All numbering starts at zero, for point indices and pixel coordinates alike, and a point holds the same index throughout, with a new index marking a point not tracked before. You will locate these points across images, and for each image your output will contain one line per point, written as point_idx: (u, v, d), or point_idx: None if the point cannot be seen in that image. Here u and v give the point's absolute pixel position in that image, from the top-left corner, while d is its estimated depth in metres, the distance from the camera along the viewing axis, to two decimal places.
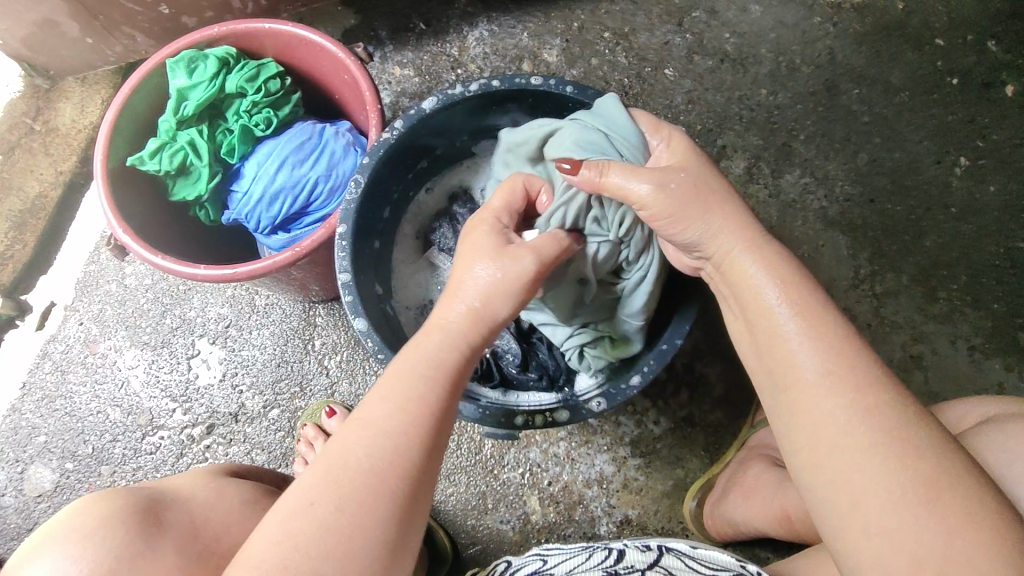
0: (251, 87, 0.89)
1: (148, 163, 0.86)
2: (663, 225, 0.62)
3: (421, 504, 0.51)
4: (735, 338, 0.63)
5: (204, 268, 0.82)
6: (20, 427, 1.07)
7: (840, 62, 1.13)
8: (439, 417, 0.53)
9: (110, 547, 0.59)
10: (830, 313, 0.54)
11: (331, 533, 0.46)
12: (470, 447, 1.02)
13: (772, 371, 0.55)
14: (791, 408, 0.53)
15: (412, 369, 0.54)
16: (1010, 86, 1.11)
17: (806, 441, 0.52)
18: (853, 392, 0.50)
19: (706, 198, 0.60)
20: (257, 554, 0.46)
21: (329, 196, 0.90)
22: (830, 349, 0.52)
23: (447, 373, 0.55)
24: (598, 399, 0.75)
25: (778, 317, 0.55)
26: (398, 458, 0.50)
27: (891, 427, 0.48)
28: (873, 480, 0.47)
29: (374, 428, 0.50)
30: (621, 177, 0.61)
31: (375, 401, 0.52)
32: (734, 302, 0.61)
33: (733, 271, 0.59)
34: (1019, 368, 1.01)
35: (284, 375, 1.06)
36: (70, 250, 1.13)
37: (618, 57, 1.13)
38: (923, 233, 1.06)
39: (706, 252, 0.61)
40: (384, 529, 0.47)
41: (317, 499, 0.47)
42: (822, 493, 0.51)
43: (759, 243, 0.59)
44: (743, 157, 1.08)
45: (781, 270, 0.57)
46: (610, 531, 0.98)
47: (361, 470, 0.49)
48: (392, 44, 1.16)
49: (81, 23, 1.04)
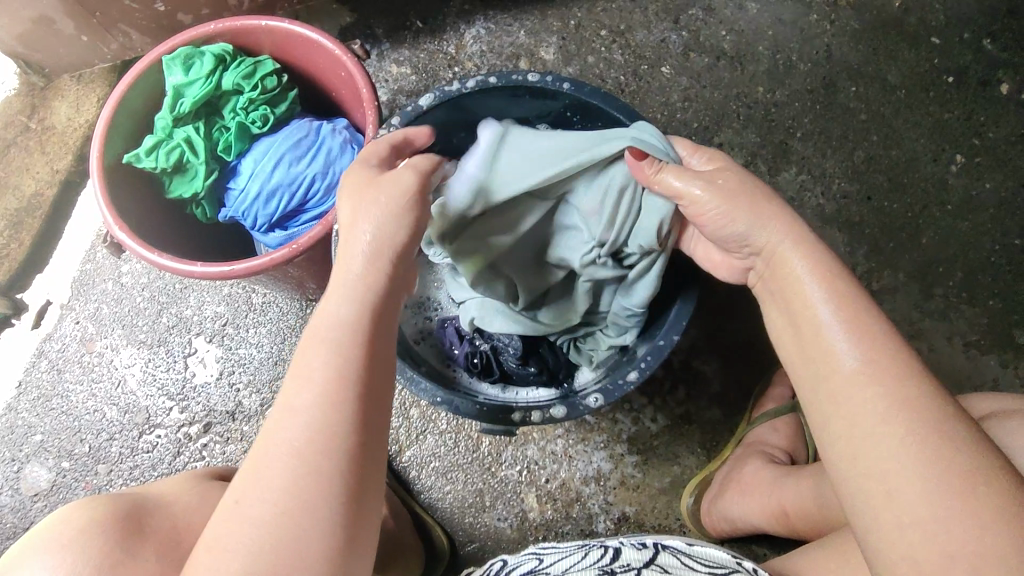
0: (247, 85, 0.89)
1: (145, 159, 0.86)
2: (713, 222, 0.63)
3: (364, 476, 0.50)
4: (776, 335, 0.60)
5: (201, 265, 0.81)
6: (16, 427, 1.07)
7: (837, 60, 1.13)
8: (364, 388, 0.52)
9: (111, 545, 0.59)
10: (872, 313, 0.53)
11: (263, 525, 0.47)
12: (468, 444, 1.02)
13: (812, 364, 0.54)
14: (827, 401, 0.52)
15: (323, 337, 0.53)
16: (1005, 83, 1.11)
17: (841, 433, 0.50)
18: (892, 385, 0.49)
19: (752, 194, 0.61)
20: (208, 548, 0.48)
21: (326, 193, 0.89)
22: (876, 340, 0.51)
23: (360, 340, 0.54)
24: (595, 395, 0.75)
25: (818, 310, 0.55)
26: (319, 436, 0.49)
27: (926, 417, 0.47)
28: (911, 472, 0.46)
29: (292, 406, 0.50)
30: (679, 182, 0.64)
31: (293, 377, 0.52)
32: (779, 299, 0.59)
33: (784, 257, 0.58)
34: (1015, 365, 1.02)
35: (281, 373, 1.05)
36: (67, 248, 1.13)
37: (614, 55, 1.13)
38: (919, 229, 1.06)
39: (755, 246, 0.61)
40: (316, 511, 0.48)
41: (249, 497, 0.48)
42: (854, 483, 0.49)
43: (803, 237, 0.59)
44: (739, 155, 1.09)
45: (822, 267, 0.57)
46: (607, 528, 0.98)
47: (285, 459, 0.49)
48: (389, 43, 1.16)
49: (77, 20, 1.03)
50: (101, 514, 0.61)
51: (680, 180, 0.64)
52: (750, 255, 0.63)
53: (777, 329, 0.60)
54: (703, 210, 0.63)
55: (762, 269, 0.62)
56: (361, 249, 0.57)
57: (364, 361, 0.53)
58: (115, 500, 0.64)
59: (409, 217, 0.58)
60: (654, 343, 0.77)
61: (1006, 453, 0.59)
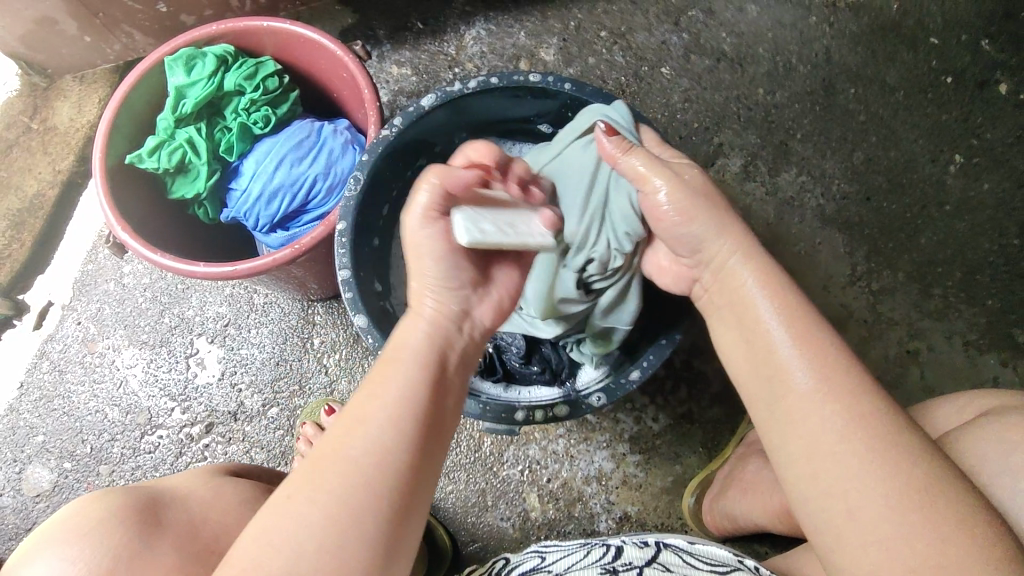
0: (249, 85, 0.89)
1: (147, 159, 0.86)
2: (669, 222, 0.63)
3: (411, 510, 0.49)
4: (723, 351, 0.61)
5: (203, 265, 0.81)
6: (18, 427, 1.07)
7: (836, 61, 1.13)
8: (429, 414, 0.53)
9: (124, 539, 0.59)
10: (822, 327, 0.55)
11: (316, 525, 0.46)
12: (470, 444, 1.02)
13: (766, 381, 0.54)
14: (783, 420, 0.53)
15: (400, 366, 0.54)
16: (1004, 84, 1.12)
17: (799, 452, 0.51)
18: (845, 403, 0.50)
19: (711, 199, 0.62)
20: (243, 551, 0.46)
21: (328, 193, 0.89)
22: (827, 358, 0.52)
23: (432, 363, 0.56)
24: (598, 394, 0.75)
25: (771, 326, 0.56)
26: (381, 457, 0.49)
27: (882, 435, 0.48)
28: (871, 489, 0.47)
29: (359, 424, 0.50)
30: (641, 163, 0.62)
31: (363, 397, 0.52)
32: (730, 313, 0.60)
33: (732, 271, 0.59)
34: (1014, 364, 1.02)
35: (283, 373, 1.06)
36: (68, 250, 1.13)
37: (615, 56, 1.14)
38: (918, 229, 1.07)
39: (704, 255, 0.62)
40: (372, 518, 0.47)
41: (305, 496, 0.47)
42: (814, 501, 0.50)
43: (753, 249, 0.60)
44: (739, 155, 1.09)
45: (772, 281, 0.58)
46: (609, 528, 0.98)
47: (347, 463, 0.48)
48: (390, 44, 1.16)
49: (78, 21, 1.04)
50: (113, 508, 0.61)
51: (638, 159, 0.63)
52: (699, 261, 0.63)
53: (727, 346, 0.60)
54: (660, 202, 0.62)
55: (712, 276, 0.62)
56: (433, 279, 0.58)
57: (434, 396, 0.54)
58: (129, 493, 0.64)
59: (435, 238, 0.57)
60: (656, 342, 0.77)
61: (1006, 451, 0.59)
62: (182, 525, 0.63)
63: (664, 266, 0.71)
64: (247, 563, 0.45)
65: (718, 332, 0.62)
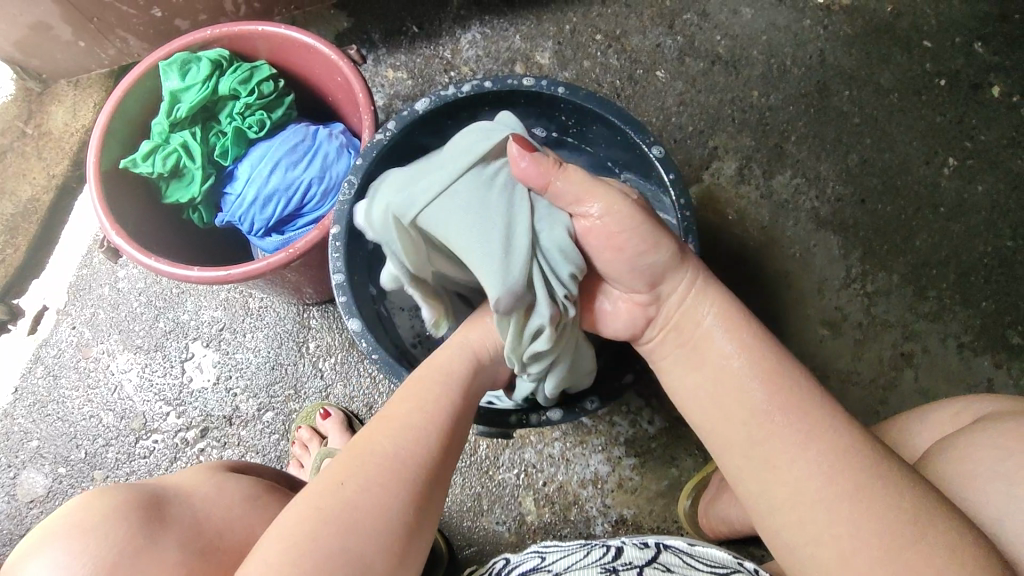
0: (244, 90, 0.89)
1: (142, 164, 0.86)
2: (630, 250, 0.58)
3: (438, 495, 0.53)
4: (686, 401, 0.59)
5: (198, 269, 0.81)
6: (12, 432, 1.06)
7: (830, 64, 1.14)
8: (456, 417, 0.59)
9: (124, 534, 0.58)
10: (780, 362, 0.56)
11: (366, 504, 0.48)
12: (465, 449, 1.02)
13: (742, 426, 0.54)
14: (762, 466, 0.52)
15: (432, 377, 0.62)
16: (997, 87, 1.12)
17: (783, 497, 0.51)
18: (822, 444, 0.50)
19: (660, 224, 0.60)
20: (287, 523, 0.48)
21: (322, 198, 0.89)
22: (793, 394, 0.53)
23: (460, 385, 0.62)
24: (592, 399, 0.76)
25: (739, 366, 0.55)
26: (418, 445, 0.54)
27: (864, 471, 0.49)
28: (860, 529, 0.47)
29: (399, 420, 0.56)
30: (581, 182, 0.58)
31: (400, 402, 0.58)
32: (691, 358, 0.59)
33: (692, 308, 0.59)
34: (1009, 365, 1.02)
35: (278, 377, 1.05)
36: (62, 255, 1.13)
37: (610, 60, 1.14)
38: (913, 232, 1.07)
39: (662, 287, 0.60)
40: (411, 506, 0.50)
41: (352, 480, 0.50)
42: (805, 545, 0.49)
43: (709, 285, 0.60)
44: (734, 158, 1.10)
45: (732, 317, 0.58)
46: (605, 531, 0.98)
47: (391, 456, 0.52)
48: (385, 48, 1.16)
49: (74, 27, 1.04)
50: (113, 503, 0.61)
51: (574, 179, 0.58)
52: (657, 292, 0.61)
53: (691, 395, 0.59)
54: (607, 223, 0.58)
55: (669, 312, 0.61)
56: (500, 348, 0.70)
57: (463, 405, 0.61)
58: (131, 490, 0.63)
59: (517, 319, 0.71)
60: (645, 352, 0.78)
61: (1001, 457, 0.59)
62: (186, 523, 0.62)
63: (610, 311, 0.65)
64: (295, 537, 0.46)
65: (676, 378, 0.61)
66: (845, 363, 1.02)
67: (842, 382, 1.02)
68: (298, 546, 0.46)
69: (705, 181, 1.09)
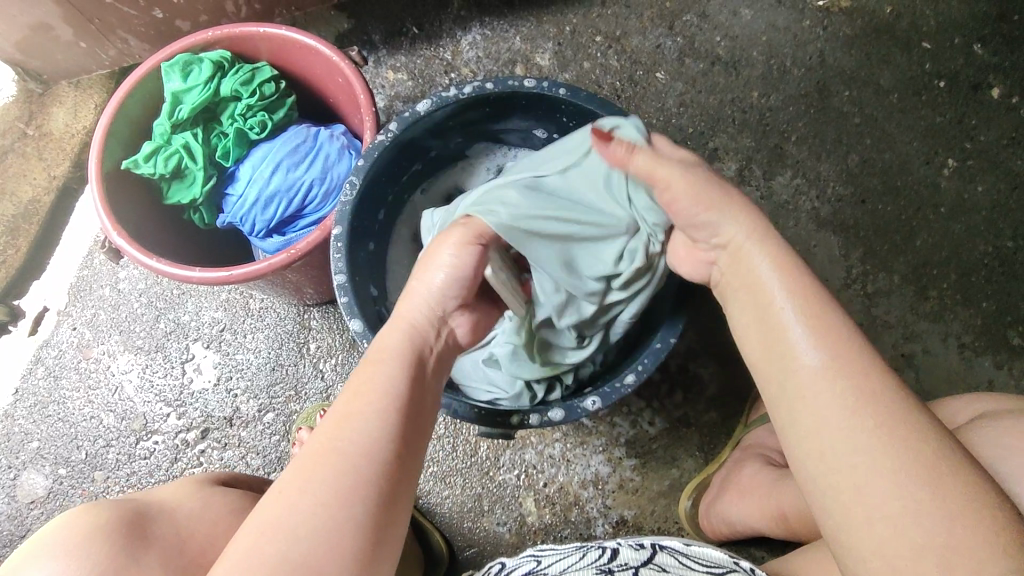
0: (245, 91, 0.89)
1: (143, 166, 0.86)
2: (681, 207, 0.60)
3: (402, 485, 0.51)
4: (738, 333, 0.58)
5: (199, 270, 0.81)
6: (12, 433, 1.06)
7: (830, 65, 1.14)
8: (412, 396, 0.56)
9: (108, 553, 0.59)
10: (835, 303, 0.52)
11: (316, 514, 0.47)
12: (466, 449, 1.02)
13: (777, 361, 0.52)
14: (792, 403, 0.50)
15: (384, 354, 0.58)
16: (997, 88, 1.12)
17: (807, 435, 0.48)
18: (855, 384, 0.47)
19: (723, 185, 0.60)
20: (242, 541, 0.47)
21: (323, 199, 0.89)
22: (839, 335, 0.50)
23: (414, 358, 0.58)
24: (593, 398, 0.75)
25: (783, 309, 0.53)
26: (371, 442, 0.51)
27: (897, 416, 0.46)
28: (881, 465, 0.45)
29: (348, 412, 0.53)
30: (650, 160, 0.61)
31: (350, 390, 0.55)
32: (742, 295, 0.57)
33: (746, 253, 0.57)
34: (1009, 366, 1.02)
35: (279, 378, 1.05)
36: (63, 255, 1.13)
37: (610, 61, 1.14)
38: (913, 233, 1.07)
39: (723, 238, 0.59)
40: (361, 507, 0.48)
41: (294, 488, 0.48)
42: (823, 487, 0.47)
43: (766, 232, 0.57)
44: (734, 159, 1.10)
45: (783, 258, 0.55)
46: (606, 532, 0.98)
47: (334, 456, 0.50)
48: (386, 49, 1.17)
49: (75, 27, 1.04)
50: (98, 520, 0.61)
51: (645, 160, 0.61)
52: (719, 245, 0.60)
53: (743, 328, 0.57)
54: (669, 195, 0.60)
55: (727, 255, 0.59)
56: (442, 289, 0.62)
57: (420, 380, 0.57)
58: (119, 507, 0.64)
59: (469, 258, 0.63)
60: (651, 346, 0.77)
61: (1004, 455, 0.59)
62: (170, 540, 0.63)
63: (683, 255, 0.67)
64: (240, 556, 0.46)
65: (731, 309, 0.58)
66: None
67: None
68: (241, 566, 0.45)
69: None
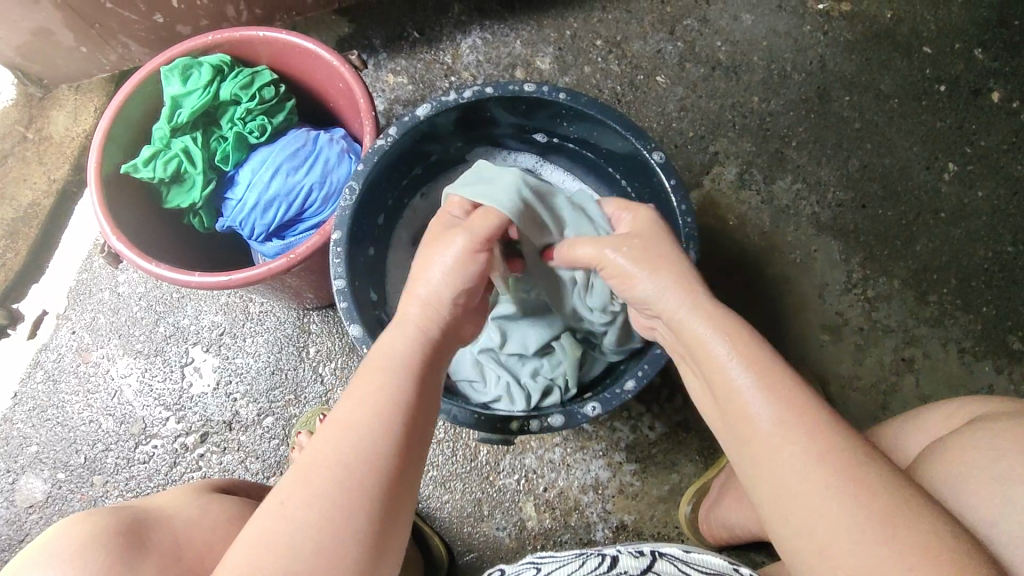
0: (245, 95, 0.89)
1: (143, 170, 0.86)
2: (625, 280, 0.63)
3: (402, 493, 0.51)
4: (695, 393, 0.59)
5: (199, 275, 0.81)
6: (11, 437, 1.06)
7: (831, 69, 1.14)
8: (413, 401, 0.55)
9: (106, 562, 0.58)
10: (775, 361, 0.53)
11: (315, 526, 0.47)
12: (465, 454, 1.02)
13: (728, 422, 0.53)
14: (751, 465, 0.51)
15: (384, 361, 0.58)
16: (997, 93, 1.12)
17: (767, 493, 0.50)
18: (812, 443, 0.48)
19: (656, 257, 0.62)
20: (242, 551, 0.47)
21: (323, 203, 0.89)
22: (784, 394, 0.51)
23: (416, 364, 0.58)
24: (593, 404, 0.75)
25: (730, 372, 0.53)
26: (369, 453, 0.51)
27: (851, 472, 0.47)
28: (842, 524, 0.46)
29: (346, 422, 0.52)
30: (592, 248, 0.65)
31: (348, 396, 0.55)
32: (690, 359, 0.58)
33: (684, 322, 0.58)
34: (1009, 371, 1.02)
35: (278, 383, 1.05)
36: (63, 259, 1.13)
37: (611, 65, 1.14)
38: (913, 237, 1.07)
39: (656, 309, 0.61)
40: (364, 518, 0.48)
41: (295, 502, 0.48)
42: (790, 541, 0.49)
43: (702, 299, 0.58)
44: (735, 163, 1.10)
45: (721, 318, 0.56)
46: (606, 537, 0.98)
47: (336, 467, 0.50)
48: (386, 53, 1.17)
49: (75, 32, 1.04)
50: (99, 528, 0.61)
51: (594, 247, 0.66)
52: (658, 318, 0.62)
53: (700, 391, 0.58)
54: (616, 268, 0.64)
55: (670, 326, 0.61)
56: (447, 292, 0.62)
57: (420, 387, 0.57)
58: (118, 515, 0.63)
59: (474, 266, 0.62)
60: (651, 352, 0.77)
61: (995, 457, 0.59)
62: (168, 548, 0.62)
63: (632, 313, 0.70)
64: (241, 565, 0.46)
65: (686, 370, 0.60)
66: (846, 369, 1.02)
67: (842, 387, 1.02)
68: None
69: (706, 186, 1.09)
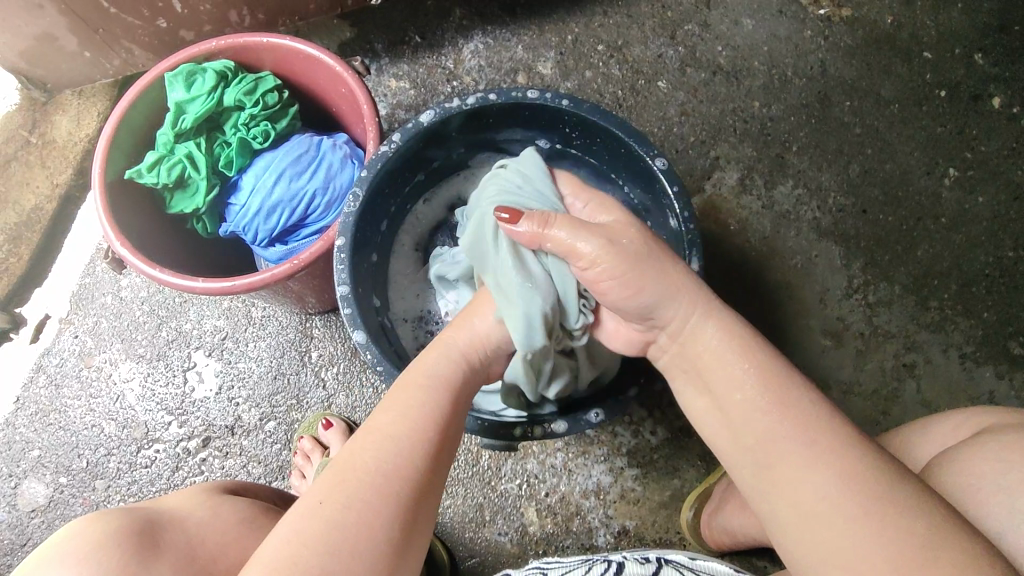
0: (249, 101, 0.89)
1: (146, 175, 0.86)
2: (612, 293, 0.61)
3: (429, 503, 0.53)
4: (700, 421, 0.61)
5: (202, 280, 0.81)
6: (13, 441, 1.06)
7: (832, 74, 1.14)
8: (445, 421, 0.58)
9: (115, 563, 0.58)
10: (793, 381, 0.55)
11: (353, 524, 0.48)
12: (467, 459, 1.01)
13: (747, 450, 0.54)
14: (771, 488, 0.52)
15: (421, 381, 0.62)
16: (997, 98, 1.13)
17: (790, 515, 0.50)
18: (834, 465, 0.49)
19: (655, 258, 0.60)
20: (273, 548, 0.46)
21: (326, 208, 0.90)
22: (800, 415, 0.52)
23: (451, 386, 0.62)
24: (597, 411, 0.75)
25: (745, 391, 0.55)
26: (406, 459, 0.53)
27: (874, 491, 0.48)
28: (865, 542, 0.46)
29: (383, 432, 0.55)
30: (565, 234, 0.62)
31: (383, 411, 0.57)
32: (699, 380, 0.60)
33: (695, 332, 0.59)
34: (1010, 377, 1.02)
35: (281, 388, 1.05)
36: (66, 263, 1.13)
37: (612, 70, 1.15)
38: (914, 243, 1.07)
39: (659, 319, 0.61)
40: (398, 525, 0.49)
41: (335, 501, 0.49)
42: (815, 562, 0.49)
43: (714, 308, 0.59)
44: (736, 168, 1.10)
45: (739, 337, 0.58)
46: (608, 542, 0.98)
47: (375, 473, 0.51)
48: (388, 57, 1.17)
49: (79, 37, 1.04)
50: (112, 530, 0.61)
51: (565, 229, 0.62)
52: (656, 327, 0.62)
53: (704, 415, 0.60)
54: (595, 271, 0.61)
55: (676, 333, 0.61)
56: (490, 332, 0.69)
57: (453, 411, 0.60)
58: (126, 516, 0.63)
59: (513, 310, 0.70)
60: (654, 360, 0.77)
61: (1002, 468, 0.59)
62: (181, 550, 0.62)
63: (614, 329, 0.69)
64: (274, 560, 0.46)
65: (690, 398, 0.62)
66: (847, 375, 1.02)
67: (844, 393, 1.02)
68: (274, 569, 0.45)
69: (708, 192, 1.09)
